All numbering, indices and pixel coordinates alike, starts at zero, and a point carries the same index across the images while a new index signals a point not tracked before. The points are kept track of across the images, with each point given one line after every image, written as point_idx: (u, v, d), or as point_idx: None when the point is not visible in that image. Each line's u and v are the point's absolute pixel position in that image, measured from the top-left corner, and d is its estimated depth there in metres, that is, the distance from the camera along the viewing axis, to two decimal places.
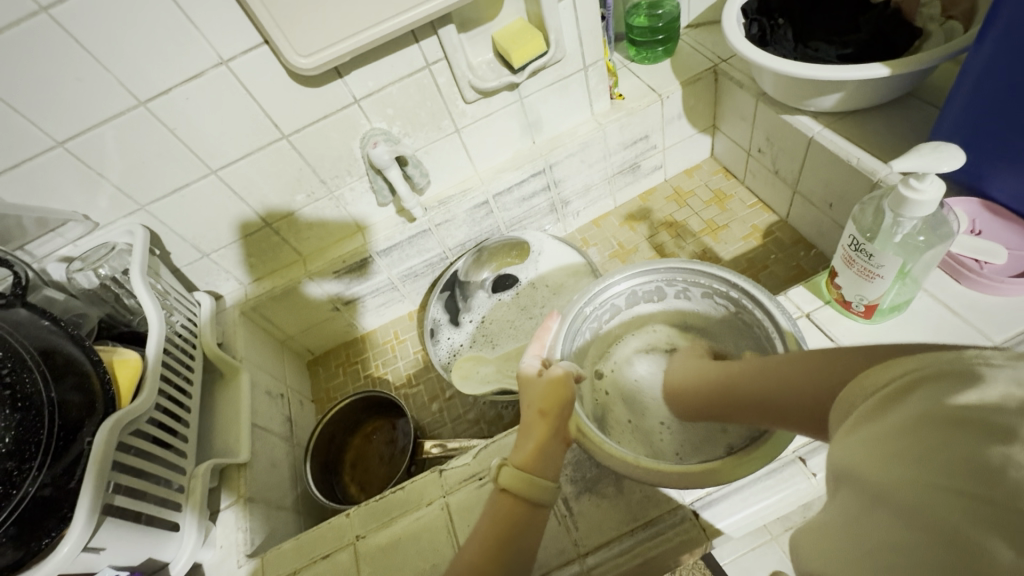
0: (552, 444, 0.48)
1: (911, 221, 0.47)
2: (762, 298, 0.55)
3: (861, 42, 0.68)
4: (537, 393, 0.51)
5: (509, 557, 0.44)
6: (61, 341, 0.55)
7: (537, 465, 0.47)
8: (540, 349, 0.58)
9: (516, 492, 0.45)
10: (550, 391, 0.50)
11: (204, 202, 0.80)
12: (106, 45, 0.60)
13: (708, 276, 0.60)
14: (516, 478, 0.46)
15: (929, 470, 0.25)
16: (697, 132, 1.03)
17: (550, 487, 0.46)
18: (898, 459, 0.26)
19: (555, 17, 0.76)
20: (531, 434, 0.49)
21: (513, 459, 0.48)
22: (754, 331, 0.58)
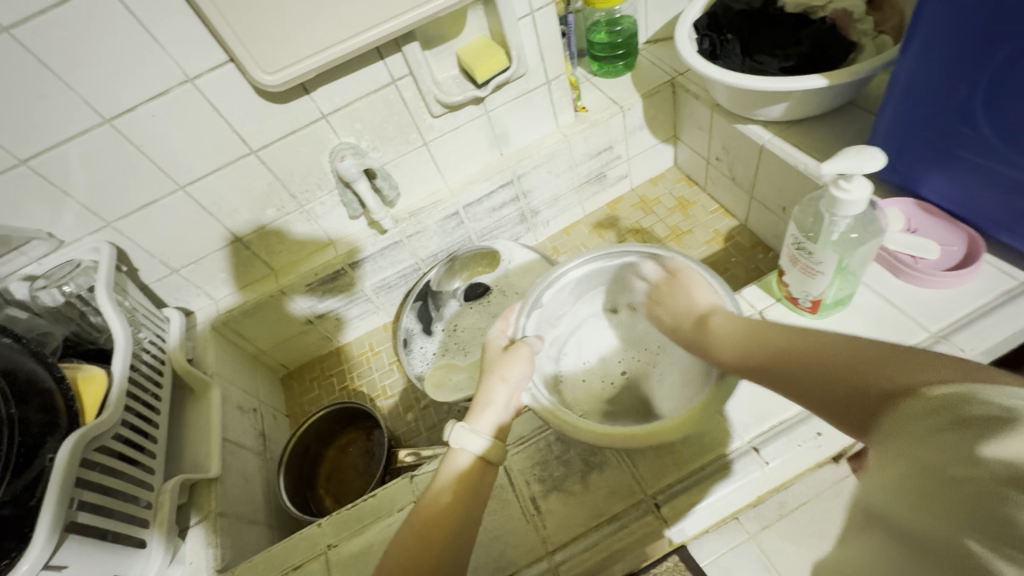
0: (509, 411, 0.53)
1: (844, 221, 0.50)
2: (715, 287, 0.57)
3: (802, 56, 0.73)
4: (499, 362, 0.55)
5: (466, 510, 0.47)
6: (23, 359, 0.55)
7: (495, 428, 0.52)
8: (504, 326, 0.61)
9: (478, 453, 0.50)
10: (510, 359, 0.55)
11: (173, 218, 0.80)
12: (70, 64, 0.61)
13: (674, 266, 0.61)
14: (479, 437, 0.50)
15: (946, 515, 0.23)
16: (660, 142, 1.07)
17: (503, 449, 0.51)
18: (910, 493, 0.25)
19: (516, 34, 0.79)
20: (488, 399, 0.52)
21: (472, 421, 0.52)
22: None
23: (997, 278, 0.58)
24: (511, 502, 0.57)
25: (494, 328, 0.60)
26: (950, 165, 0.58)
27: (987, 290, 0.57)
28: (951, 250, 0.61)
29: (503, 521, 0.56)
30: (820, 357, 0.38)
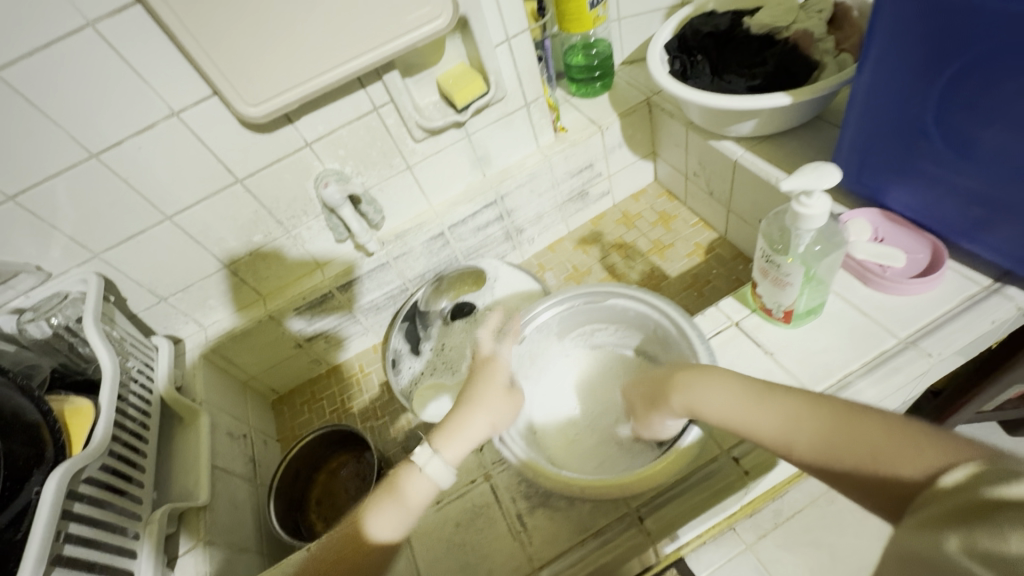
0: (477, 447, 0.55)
1: (808, 234, 0.52)
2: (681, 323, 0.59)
3: (767, 75, 0.76)
4: (487, 392, 0.56)
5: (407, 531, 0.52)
6: (9, 393, 0.55)
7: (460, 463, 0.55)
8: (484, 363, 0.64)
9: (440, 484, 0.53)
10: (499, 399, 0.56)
11: (160, 248, 0.81)
12: (57, 103, 0.63)
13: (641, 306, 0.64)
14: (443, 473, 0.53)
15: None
16: (639, 159, 1.10)
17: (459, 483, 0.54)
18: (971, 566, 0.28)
19: (493, 60, 0.82)
20: (467, 432, 0.54)
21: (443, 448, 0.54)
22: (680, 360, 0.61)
23: (961, 283, 0.60)
24: (498, 520, 0.58)
25: (487, 339, 0.62)
26: (909, 176, 0.61)
27: (952, 295, 0.59)
28: (917, 257, 0.64)
29: (490, 539, 0.56)
30: (877, 449, 0.38)
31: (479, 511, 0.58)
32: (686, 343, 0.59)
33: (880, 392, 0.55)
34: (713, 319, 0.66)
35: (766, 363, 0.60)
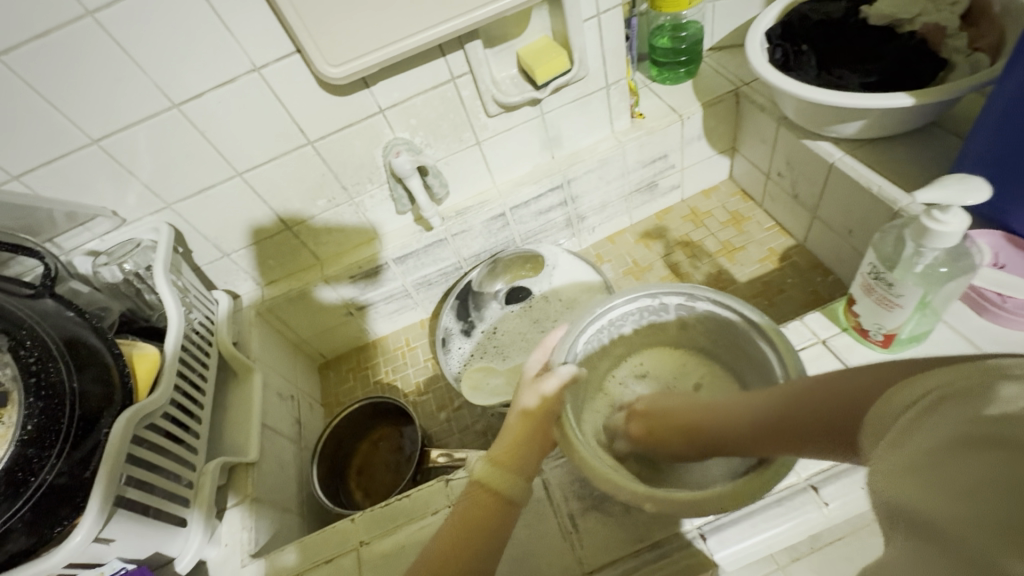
0: (529, 448, 0.51)
1: (933, 251, 0.47)
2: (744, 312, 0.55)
3: (886, 70, 0.68)
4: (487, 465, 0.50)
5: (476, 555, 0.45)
6: (84, 332, 0.56)
7: (515, 463, 0.50)
8: (543, 352, 0.59)
9: (495, 489, 0.48)
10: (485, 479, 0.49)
11: (228, 203, 0.81)
12: (146, 50, 0.63)
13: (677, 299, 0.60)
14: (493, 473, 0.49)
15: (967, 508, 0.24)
16: (716, 153, 1.03)
17: (520, 484, 0.49)
18: (933, 486, 0.26)
19: (580, 36, 0.77)
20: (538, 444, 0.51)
21: (492, 455, 0.51)
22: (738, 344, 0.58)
23: None
24: (548, 517, 0.56)
25: (533, 355, 0.58)
26: None
27: None
28: None
29: (539, 537, 0.54)
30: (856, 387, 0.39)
31: (530, 506, 0.57)
32: (761, 339, 0.54)
33: None
34: (797, 334, 0.61)
35: None
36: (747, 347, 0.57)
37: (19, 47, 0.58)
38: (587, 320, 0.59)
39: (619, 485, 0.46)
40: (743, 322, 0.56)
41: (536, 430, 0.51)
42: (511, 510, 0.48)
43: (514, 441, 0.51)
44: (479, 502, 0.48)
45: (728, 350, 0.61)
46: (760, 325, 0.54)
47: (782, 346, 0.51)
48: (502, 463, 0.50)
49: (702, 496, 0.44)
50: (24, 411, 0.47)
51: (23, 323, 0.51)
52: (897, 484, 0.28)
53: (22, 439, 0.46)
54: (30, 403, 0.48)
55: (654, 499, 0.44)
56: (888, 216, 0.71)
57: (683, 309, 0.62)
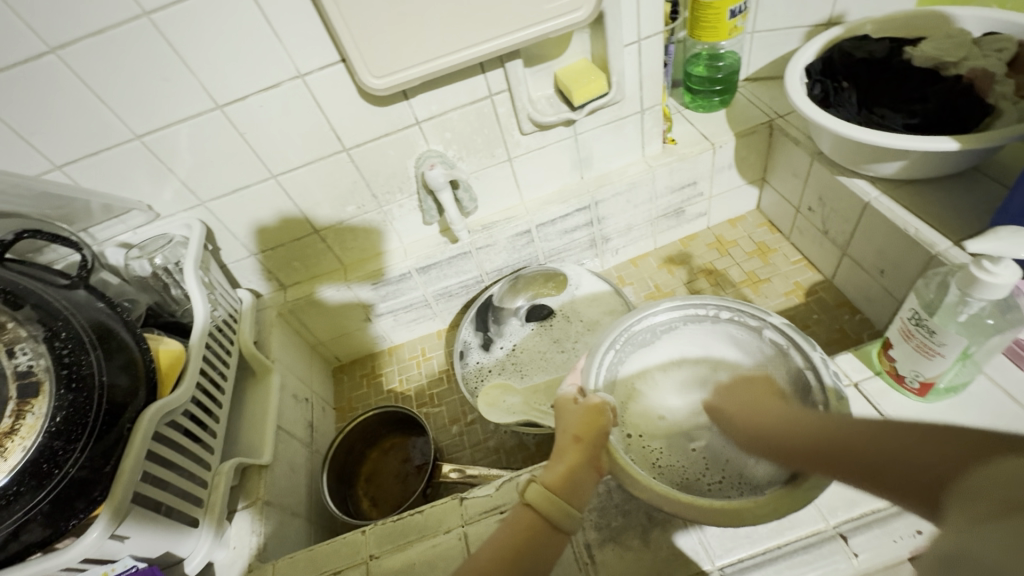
0: (582, 471, 0.50)
1: (977, 302, 0.46)
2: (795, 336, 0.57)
3: (929, 113, 0.67)
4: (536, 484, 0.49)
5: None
6: (115, 324, 0.56)
7: (565, 487, 0.49)
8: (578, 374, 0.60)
9: (543, 511, 0.47)
10: (541, 497, 0.48)
11: (261, 203, 0.82)
12: (196, 52, 0.64)
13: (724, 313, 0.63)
14: (542, 495, 0.48)
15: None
16: (746, 183, 1.03)
17: (572, 512, 0.48)
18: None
19: (619, 60, 0.77)
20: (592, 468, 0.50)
21: (542, 477, 0.50)
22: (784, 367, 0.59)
23: None
24: (563, 546, 0.55)
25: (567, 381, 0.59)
26: None
27: None
28: None
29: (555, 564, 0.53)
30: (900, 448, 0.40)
31: None
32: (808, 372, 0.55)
33: None
34: None
35: None
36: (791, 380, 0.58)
37: (75, 42, 0.59)
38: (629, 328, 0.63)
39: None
40: (799, 358, 0.56)
41: (588, 455, 0.51)
42: (559, 537, 0.47)
43: (567, 468, 0.50)
44: (530, 524, 0.47)
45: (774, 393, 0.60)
46: (819, 366, 0.54)
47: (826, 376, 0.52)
48: (554, 487, 0.48)
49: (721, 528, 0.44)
50: (54, 402, 0.47)
51: (58, 313, 0.51)
52: (970, 545, 0.29)
53: (50, 430, 0.46)
54: (60, 394, 0.47)
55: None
56: (924, 259, 0.69)
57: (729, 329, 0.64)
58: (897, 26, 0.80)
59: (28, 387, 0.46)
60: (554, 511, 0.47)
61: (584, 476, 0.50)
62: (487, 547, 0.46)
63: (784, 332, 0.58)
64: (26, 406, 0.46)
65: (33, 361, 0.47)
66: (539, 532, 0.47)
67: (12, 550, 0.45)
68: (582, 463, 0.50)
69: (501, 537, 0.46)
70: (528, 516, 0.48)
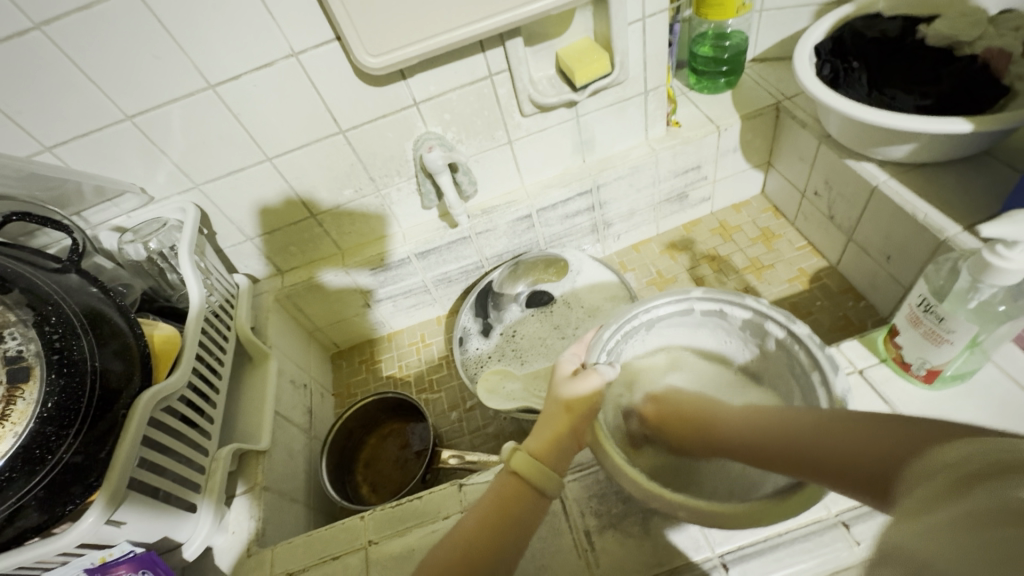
0: (567, 440, 0.50)
1: (989, 288, 0.45)
2: (786, 321, 0.55)
3: (942, 94, 0.65)
4: (521, 451, 0.49)
5: (506, 543, 0.44)
6: (108, 309, 0.55)
7: (550, 456, 0.49)
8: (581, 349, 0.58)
9: (527, 478, 0.47)
10: (530, 462, 0.47)
11: (257, 187, 0.81)
12: (186, 28, 0.62)
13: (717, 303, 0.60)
14: (529, 464, 0.47)
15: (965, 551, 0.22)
16: (751, 167, 1.01)
17: (556, 479, 0.48)
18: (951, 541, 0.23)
19: (623, 38, 0.75)
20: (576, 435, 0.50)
21: (528, 446, 0.50)
22: (781, 358, 0.57)
23: None
24: (563, 532, 0.54)
25: (568, 350, 0.57)
26: None
27: None
28: None
29: (554, 550, 0.53)
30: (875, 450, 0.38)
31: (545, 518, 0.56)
32: (809, 363, 0.52)
33: None
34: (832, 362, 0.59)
35: None
36: (792, 370, 0.55)
37: (59, 18, 0.58)
38: (621, 319, 0.60)
39: (640, 482, 0.46)
40: (802, 354, 0.53)
41: (575, 425, 0.50)
42: (542, 503, 0.47)
43: (553, 434, 0.49)
44: (512, 490, 0.47)
45: (772, 375, 0.59)
46: (806, 340, 0.53)
47: (823, 357, 0.51)
48: (539, 455, 0.48)
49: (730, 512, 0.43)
50: (45, 388, 0.46)
51: (47, 298, 0.50)
52: (911, 532, 0.25)
53: (42, 416, 0.45)
54: (51, 380, 0.46)
55: (688, 508, 0.43)
56: (931, 245, 0.68)
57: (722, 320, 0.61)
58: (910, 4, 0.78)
59: (18, 372, 0.45)
60: (540, 480, 0.47)
61: (568, 441, 0.50)
62: (472, 514, 0.46)
63: (780, 321, 0.56)
64: (17, 391, 0.45)
65: (22, 346, 0.46)
66: (521, 498, 0.47)
67: (7, 535, 0.44)
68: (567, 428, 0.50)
69: (484, 505, 0.46)
70: (513, 484, 0.47)
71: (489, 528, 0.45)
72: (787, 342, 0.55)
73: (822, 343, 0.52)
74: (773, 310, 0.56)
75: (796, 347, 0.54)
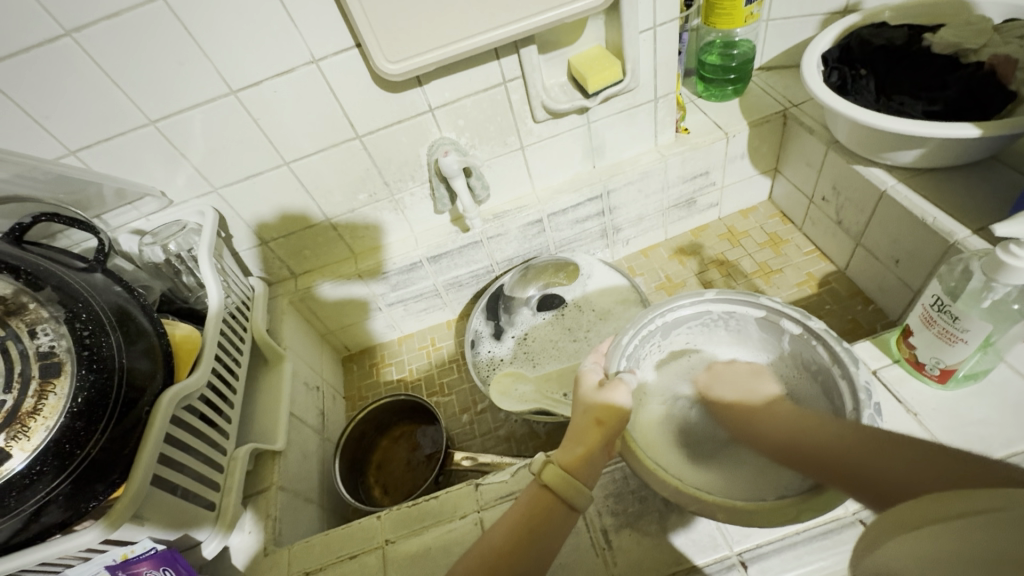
0: (599, 454, 0.50)
1: (1005, 287, 0.45)
2: (802, 317, 0.56)
3: (950, 100, 0.66)
4: (550, 464, 0.50)
5: (532, 554, 0.46)
6: (133, 308, 0.56)
7: (581, 469, 0.50)
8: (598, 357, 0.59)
9: (556, 491, 0.48)
10: (561, 475, 0.48)
11: (274, 192, 0.82)
12: (212, 37, 0.63)
13: (731, 304, 0.61)
14: (559, 477, 0.48)
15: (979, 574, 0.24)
16: (758, 173, 1.02)
17: (586, 493, 0.49)
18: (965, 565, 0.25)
19: (634, 46, 0.77)
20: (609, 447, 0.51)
21: (558, 459, 0.51)
22: (802, 354, 0.57)
23: None
24: (581, 531, 0.55)
25: (589, 360, 0.58)
26: None
27: None
28: None
29: (572, 548, 0.54)
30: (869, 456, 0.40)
31: None
32: (834, 363, 0.52)
33: None
34: None
35: (908, 423, 0.53)
36: (814, 366, 0.56)
37: (89, 25, 0.59)
38: (638, 325, 0.60)
39: (675, 487, 0.47)
40: (824, 352, 0.54)
41: (607, 440, 0.50)
42: (571, 516, 0.48)
43: (586, 450, 0.50)
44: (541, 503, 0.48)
45: (794, 376, 0.59)
46: (824, 335, 0.54)
47: (845, 355, 0.51)
48: (570, 468, 0.49)
49: (756, 508, 0.44)
50: (76, 383, 0.47)
51: (78, 295, 0.51)
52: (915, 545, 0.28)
53: (72, 411, 0.46)
54: (82, 375, 0.47)
55: (726, 509, 0.45)
56: (941, 248, 0.69)
57: (737, 320, 0.62)
58: (914, 14, 0.80)
59: (51, 367, 0.46)
60: (570, 494, 0.48)
61: (599, 455, 0.50)
62: (501, 525, 0.48)
63: (796, 319, 0.57)
64: (49, 385, 0.46)
65: (54, 342, 0.47)
66: (550, 511, 0.48)
67: (32, 530, 0.44)
68: (600, 444, 0.50)
69: (516, 516, 0.48)
70: (543, 495, 0.49)
71: (518, 539, 0.46)
72: (807, 339, 0.56)
73: (837, 337, 0.53)
74: (787, 307, 0.57)
75: (816, 344, 0.55)
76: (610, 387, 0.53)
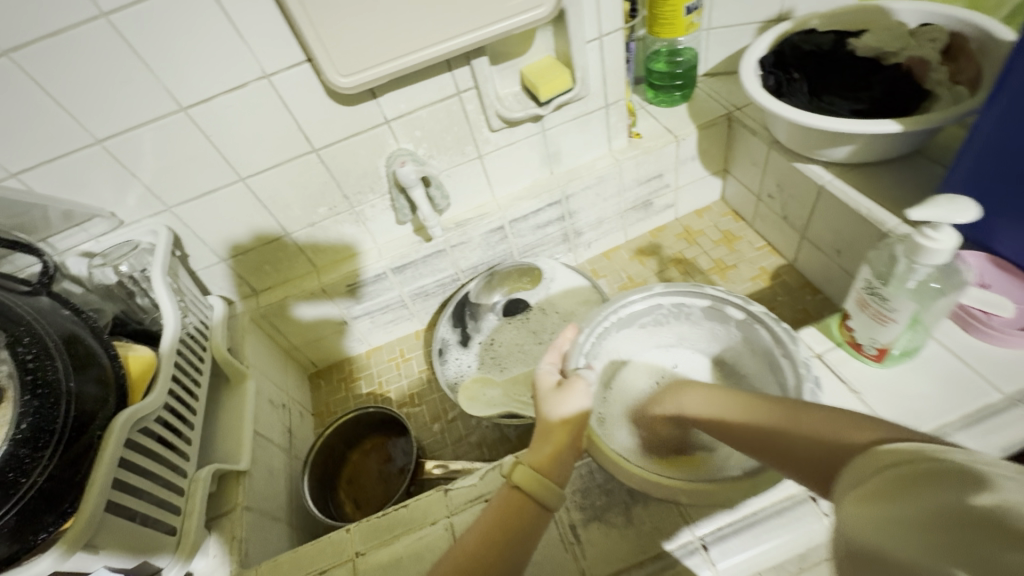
0: (567, 453, 0.51)
1: (922, 269, 0.49)
2: (741, 301, 0.59)
3: (874, 99, 0.71)
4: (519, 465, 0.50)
5: (505, 553, 0.46)
6: (82, 332, 0.55)
7: (552, 469, 0.50)
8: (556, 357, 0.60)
9: (527, 491, 0.48)
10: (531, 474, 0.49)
11: (230, 208, 0.81)
12: (158, 54, 0.63)
13: (677, 297, 0.63)
14: (529, 477, 0.49)
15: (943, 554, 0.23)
16: (709, 174, 1.06)
17: (558, 491, 0.49)
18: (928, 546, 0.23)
19: (582, 56, 0.80)
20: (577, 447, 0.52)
21: (527, 459, 0.51)
22: (748, 337, 0.60)
23: None
24: (549, 527, 0.56)
25: (546, 361, 0.58)
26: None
27: None
28: None
29: (541, 545, 0.54)
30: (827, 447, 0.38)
31: None
32: (778, 345, 0.55)
33: (979, 448, 0.51)
34: None
35: (851, 401, 0.56)
36: (759, 346, 0.59)
37: (27, 45, 0.58)
38: (592, 325, 0.62)
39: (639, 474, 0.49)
40: (766, 332, 0.57)
41: (574, 437, 0.52)
42: (544, 515, 0.49)
43: (553, 450, 0.51)
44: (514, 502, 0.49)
45: (744, 358, 0.62)
46: (764, 317, 0.57)
47: (784, 333, 0.54)
48: (541, 468, 0.50)
49: (716, 486, 0.47)
50: (18, 409, 0.45)
51: (21, 319, 0.50)
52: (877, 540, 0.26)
53: (15, 438, 0.44)
54: (25, 401, 0.46)
55: (690, 492, 0.47)
56: (876, 237, 0.73)
57: (685, 311, 0.65)
58: (840, 20, 0.85)
59: None
60: (541, 493, 0.48)
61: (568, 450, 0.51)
62: (473, 527, 0.48)
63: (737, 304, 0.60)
64: None
65: None
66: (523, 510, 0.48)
67: None
68: (568, 441, 0.51)
69: (489, 517, 0.48)
70: (515, 497, 0.49)
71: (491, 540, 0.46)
72: (750, 322, 0.59)
73: (778, 320, 0.56)
74: (728, 294, 0.60)
75: (758, 326, 0.58)
76: (575, 388, 0.54)
